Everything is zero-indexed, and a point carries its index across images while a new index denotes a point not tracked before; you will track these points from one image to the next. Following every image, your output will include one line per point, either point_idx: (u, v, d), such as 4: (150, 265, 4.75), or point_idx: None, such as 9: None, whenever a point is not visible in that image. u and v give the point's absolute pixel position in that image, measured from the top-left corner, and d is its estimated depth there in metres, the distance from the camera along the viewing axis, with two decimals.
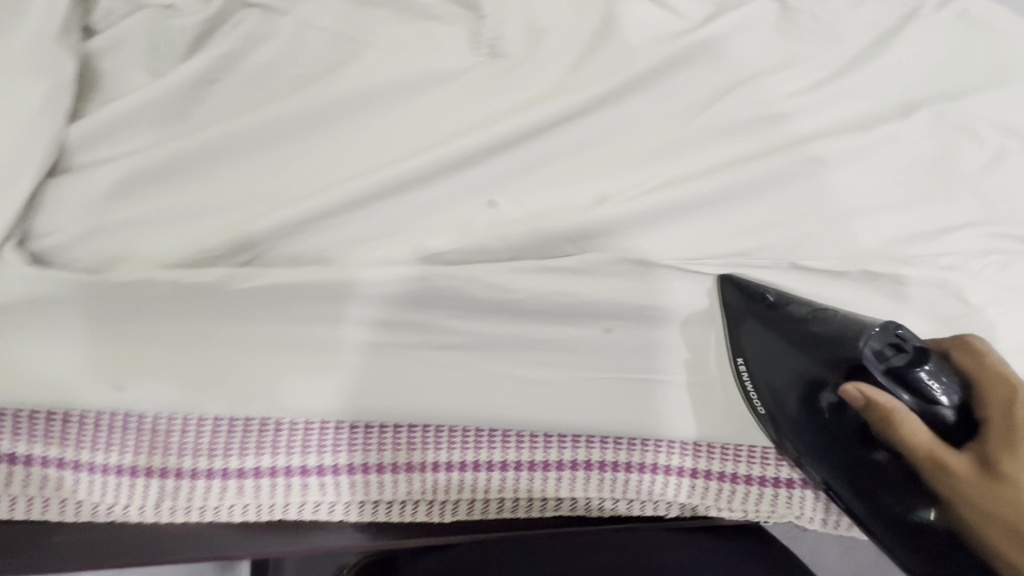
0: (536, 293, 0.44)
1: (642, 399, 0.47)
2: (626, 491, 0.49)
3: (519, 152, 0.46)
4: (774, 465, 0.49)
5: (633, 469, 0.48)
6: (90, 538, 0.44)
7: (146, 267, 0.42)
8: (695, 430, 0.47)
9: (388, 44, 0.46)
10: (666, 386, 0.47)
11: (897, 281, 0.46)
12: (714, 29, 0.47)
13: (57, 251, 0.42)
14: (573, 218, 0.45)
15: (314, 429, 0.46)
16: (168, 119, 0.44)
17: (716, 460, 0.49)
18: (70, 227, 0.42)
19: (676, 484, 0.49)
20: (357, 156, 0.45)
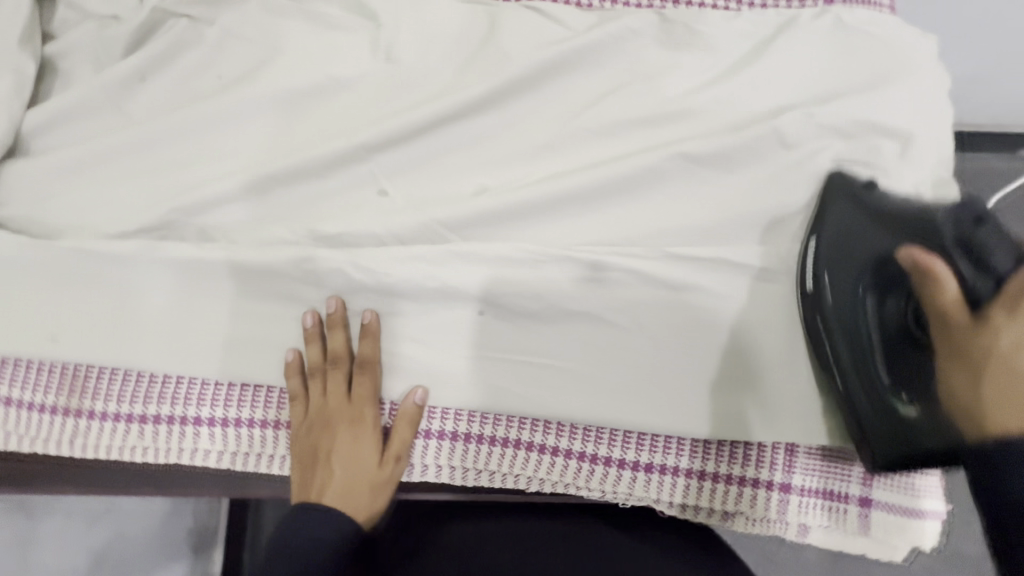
0: (411, 277, 0.47)
1: (515, 378, 0.48)
2: (507, 466, 0.48)
3: (408, 146, 0.50)
4: (660, 452, 0.48)
5: (511, 444, 0.48)
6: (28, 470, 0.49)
7: (85, 236, 0.48)
8: (568, 412, 0.47)
9: (299, 51, 0.52)
10: (540, 369, 0.48)
11: (746, 277, 0.48)
12: (594, 37, 0.50)
13: (9, 218, 0.48)
14: (451, 206, 0.49)
15: (206, 384, 0.48)
16: (106, 112, 0.51)
17: (601, 444, 0.48)
18: (20, 198, 0.49)
19: (560, 465, 0.48)
20: (261, 145, 0.50)
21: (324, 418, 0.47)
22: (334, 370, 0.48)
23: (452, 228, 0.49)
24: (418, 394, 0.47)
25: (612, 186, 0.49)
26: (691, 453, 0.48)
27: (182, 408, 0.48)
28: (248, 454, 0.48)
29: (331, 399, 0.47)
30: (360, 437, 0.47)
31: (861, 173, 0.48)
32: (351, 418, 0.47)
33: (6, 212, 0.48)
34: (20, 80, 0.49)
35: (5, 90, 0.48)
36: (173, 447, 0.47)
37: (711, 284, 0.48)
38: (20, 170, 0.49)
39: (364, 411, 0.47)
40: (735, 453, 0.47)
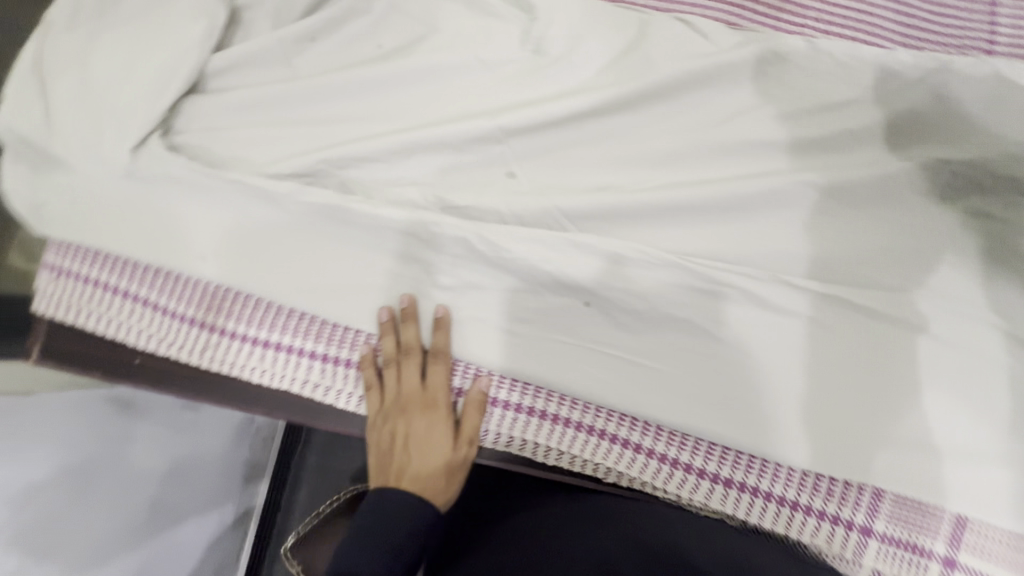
0: (530, 259, 0.49)
1: (609, 372, 0.50)
2: (587, 452, 0.50)
3: (542, 135, 0.52)
4: (742, 469, 0.49)
5: (595, 433, 0.50)
6: (154, 371, 0.54)
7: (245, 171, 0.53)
8: (656, 412, 0.48)
9: (454, 33, 0.56)
10: (635, 368, 0.50)
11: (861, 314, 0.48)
12: (740, 58, 0.51)
13: (183, 145, 0.54)
14: (575, 196, 0.51)
15: (329, 324, 0.53)
16: (279, 65, 0.56)
17: (684, 450, 0.49)
18: (197, 130, 0.55)
19: (639, 462, 0.49)
20: (408, 114, 0.54)
21: (398, 404, 0.50)
22: (408, 360, 0.51)
23: (572, 218, 0.51)
24: (482, 383, 0.50)
25: (736, 203, 0.50)
26: (772, 476, 0.48)
27: (306, 341, 0.53)
28: (354, 395, 0.53)
29: (404, 387, 0.51)
30: (432, 423, 0.50)
31: (984, 224, 0.49)
32: (423, 405, 0.50)
33: (183, 139, 0.54)
34: (213, 24, 0.54)
35: (200, 31, 0.53)
36: (292, 375, 0.53)
37: (822, 314, 0.48)
38: (199, 107, 0.55)
39: (434, 399, 0.50)
40: (817, 485, 0.47)
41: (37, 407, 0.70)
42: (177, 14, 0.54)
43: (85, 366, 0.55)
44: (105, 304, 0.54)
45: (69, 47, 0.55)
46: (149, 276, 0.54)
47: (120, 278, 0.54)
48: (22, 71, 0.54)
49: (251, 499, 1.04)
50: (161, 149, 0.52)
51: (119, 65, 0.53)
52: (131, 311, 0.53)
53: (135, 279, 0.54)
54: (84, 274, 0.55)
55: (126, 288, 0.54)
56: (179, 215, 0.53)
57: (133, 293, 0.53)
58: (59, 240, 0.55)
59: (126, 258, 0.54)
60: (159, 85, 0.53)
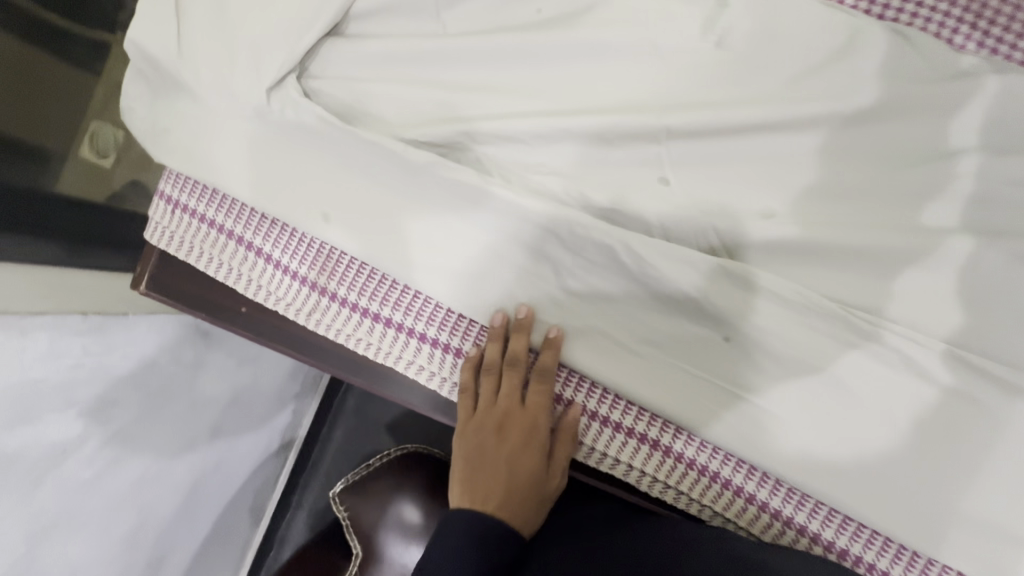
0: (674, 283, 0.45)
1: (733, 414, 0.46)
2: (690, 488, 0.49)
3: (709, 143, 0.47)
4: (854, 539, 0.47)
5: (704, 471, 0.48)
6: (262, 323, 0.55)
7: (379, 132, 0.49)
8: (777, 466, 0.45)
9: (626, 6, 0.49)
10: (764, 416, 0.46)
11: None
12: (953, 91, 0.45)
13: (317, 93, 0.51)
14: (732, 220, 0.46)
15: (444, 310, 0.51)
16: (426, 17, 0.51)
17: (795, 508, 0.47)
18: (331, 78, 0.51)
19: (744, 509, 0.48)
20: (561, 95, 0.49)
21: (494, 416, 0.51)
22: (511, 373, 0.50)
23: (724, 242, 0.46)
24: (577, 411, 0.50)
25: (914, 256, 0.45)
26: (875, 548, 0.46)
27: (418, 324, 0.51)
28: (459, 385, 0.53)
29: (502, 400, 0.50)
30: (526, 443, 0.50)
31: None
32: (518, 422, 0.50)
33: (316, 86, 0.51)
34: None
35: None
36: (401, 355, 0.52)
37: (983, 394, 0.44)
38: (335, 52, 0.51)
39: (533, 418, 0.50)
40: (921, 568, 0.46)
41: (117, 334, 0.69)
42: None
43: (192, 305, 0.55)
44: (218, 246, 0.53)
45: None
46: (264, 226, 0.52)
47: (235, 223, 0.52)
48: None
49: (294, 431, 1.06)
50: (297, 95, 0.49)
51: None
52: (244, 259, 0.52)
53: (249, 227, 0.52)
54: (196, 211, 0.53)
55: (241, 235, 0.52)
56: (305, 169, 0.50)
57: (247, 241, 0.52)
58: (173, 170, 0.53)
59: (243, 204, 0.52)
60: (303, 25, 0.49)
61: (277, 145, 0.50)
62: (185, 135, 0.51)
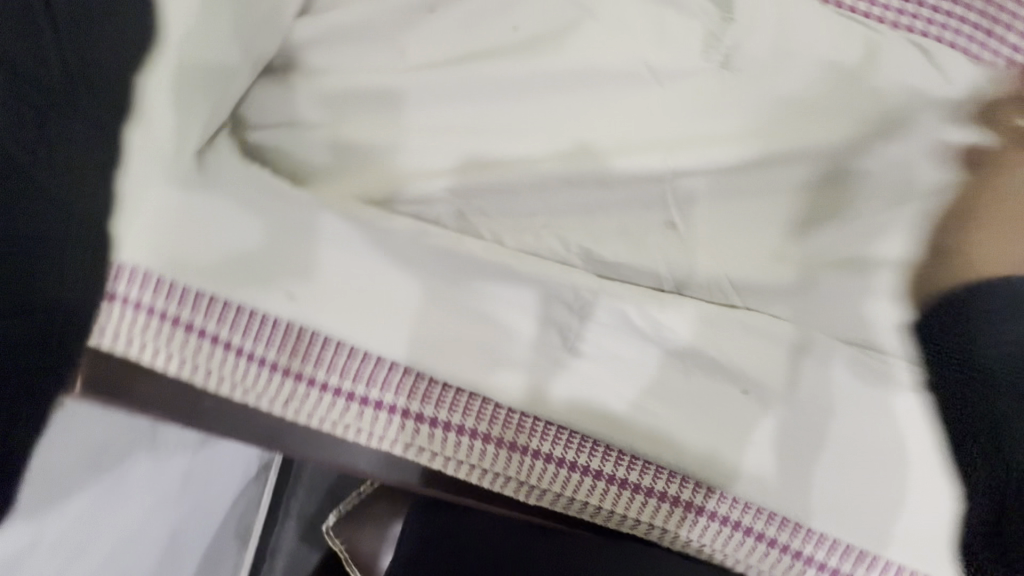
0: (692, 343, 0.42)
1: (771, 475, 0.42)
2: (738, 550, 0.44)
3: (718, 178, 0.43)
4: None
5: (752, 533, 0.43)
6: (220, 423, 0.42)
7: (341, 191, 0.42)
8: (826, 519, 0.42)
9: (618, 22, 0.42)
10: (802, 472, 0.42)
11: None
12: (955, 112, 0.43)
13: (257, 147, 0.42)
14: (744, 263, 0.43)
15: (454, 388, 0.42)
16: (383, 44, 0.42)
17: (857, 564, 0.42)
18: (274, 127, 0.42)
19: (799, 570, 0.43)
20: (551, 133, 0.43)
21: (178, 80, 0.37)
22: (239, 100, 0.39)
23: (739, 290, 0.43)
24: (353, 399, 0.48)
25: None
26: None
27: (424, 406, 0.42)
28: (481, 470, 0.44)
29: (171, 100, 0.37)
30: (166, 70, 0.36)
31: None
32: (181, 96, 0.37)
33: (257, 138, 0.42)
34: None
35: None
36: (400, 440, 0.43)
37: None
38: (275, 93, 0.42)
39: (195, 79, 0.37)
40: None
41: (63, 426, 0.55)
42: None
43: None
44: (151, 332, 0.39)
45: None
46: (211, 305, 0.40)
47: (168, 304, 0.39)
48: None
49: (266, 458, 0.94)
50: (230, 153, 0.40)
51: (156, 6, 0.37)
52: (191, 347, 0.40)
53: (192, 308, 0.40)
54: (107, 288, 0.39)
55: (181, 317, 0.40)
56: (244, 238, 0.39)
57: (192, 326, 0.40)
58: None
59: (174, 281, 0.39)
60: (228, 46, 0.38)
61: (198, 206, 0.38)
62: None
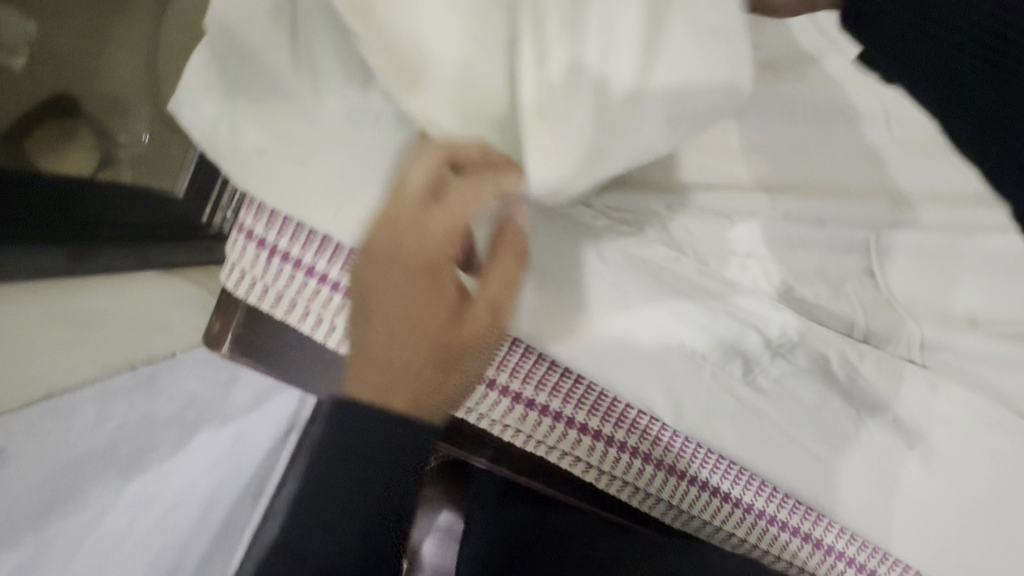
0: (868, 396, 0.43)
1: (899, 519, 0.44)
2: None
3: (927, 234, 0.42)
4: None
5: (852, 564, 0.48)
6: None
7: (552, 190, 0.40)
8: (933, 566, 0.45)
9: (860, 61, 0.41)
10: (931, 524, 0.44)
11: None
12: None
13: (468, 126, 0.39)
14: (934, 326, 0.43)
15: (605, 396, 0.45)
16: None
17: None
18: None
19: None
20: (771, 163, 0.41)
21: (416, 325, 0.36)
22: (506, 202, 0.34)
23: (924, 350, 0.43)
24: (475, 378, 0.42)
25: None
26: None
27: (577, 412, 0.46)
28: (608, 474, 0.48)
29: (413, 364, 0.37)
30: (423, 331, 0.36)
31: None
32: (438, 321, 0.36)
33: None
34: None
35: None
36: (555, 445, 0.46)
37: None
38: None
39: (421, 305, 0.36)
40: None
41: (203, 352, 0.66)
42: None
43: (290, 372, 0.47)
44: (333, 308, 0.43)
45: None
46: None
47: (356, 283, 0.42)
48: None
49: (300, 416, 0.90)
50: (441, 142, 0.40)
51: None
52: None
53: None
54: (299, 259, 0.42)
55: None
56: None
57: None
58: (261, 199, 0.41)
59: None
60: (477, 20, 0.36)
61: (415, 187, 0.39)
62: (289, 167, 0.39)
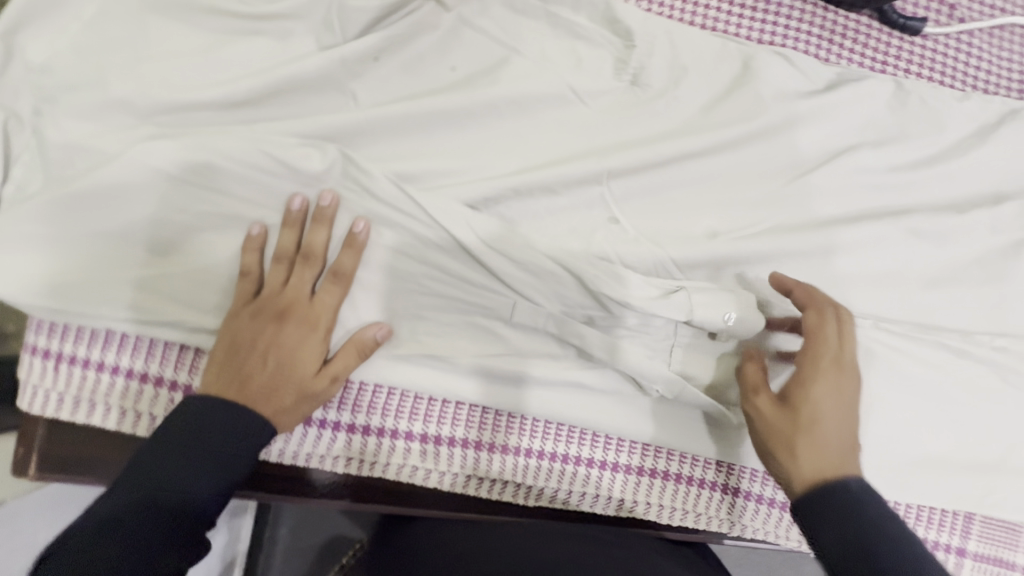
0: (643, 334, 0.47)
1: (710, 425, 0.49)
2: (696, 504, 0.50)
3: (645, 176, 0.48)
4: None
5: (704, 485, 0.51)
6: None
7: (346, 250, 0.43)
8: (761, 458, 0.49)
9: (542, 56, 0.49)
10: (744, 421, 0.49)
11: (943, 345, 0.50)
12: (830, 101, 0.50)
13: (198, 188, 0.42)
14: (683, 248, 0.48)
15: (422, 399, 0.47)
16: (329, 96, 0.47)
17: None
18: (219, 172, 0.42)
19: (754, 510, 0.51)
20: (492, 156, 0.48)
21: (251, 359, 0.42)
22: (332, 282, 0.43)
23: (681, 268, 0.48)
24: None
25: (840, 250, 0.50)
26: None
27: (399, 422, 0.47)
28: (455, 475, 0.49)
29: (228, 381, 0.41)
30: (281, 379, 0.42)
31: None
32: (289, 379, 0.42)
33: (199, 177, 0.42)
34: (265, 61, 0.46)
35: (254, 69, 0.46)
36: (393, 462, 0.48)
37: (919, 354, 0.50)
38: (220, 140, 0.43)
39: (302, 374, 0.42)
40: (909, 514, 0.51)
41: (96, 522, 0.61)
42: (226, 36, 0.46)
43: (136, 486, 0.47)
44: (131, 395, 0.44)
45: (70, 68, 0.44)
46: (197, 361, 0.45)
47: (158, 367, 0.44)
48: (19, 110, 0.45)
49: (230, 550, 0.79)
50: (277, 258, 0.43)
51: (141, 94, 0.44)
52: (170, 403, 0.45)
53: (180, 367, 0.45)
54: (88, 358, 0.44)
55: (168, 377, 0.45)
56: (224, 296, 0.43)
57: (182, 384, 0.45)
58: (42, 317, 0.43)
59: (151, 339, 0.44)
60: (203, 120, 0.44)
61: (169, 269, 0.43)
62: (30, 256, 0.41)
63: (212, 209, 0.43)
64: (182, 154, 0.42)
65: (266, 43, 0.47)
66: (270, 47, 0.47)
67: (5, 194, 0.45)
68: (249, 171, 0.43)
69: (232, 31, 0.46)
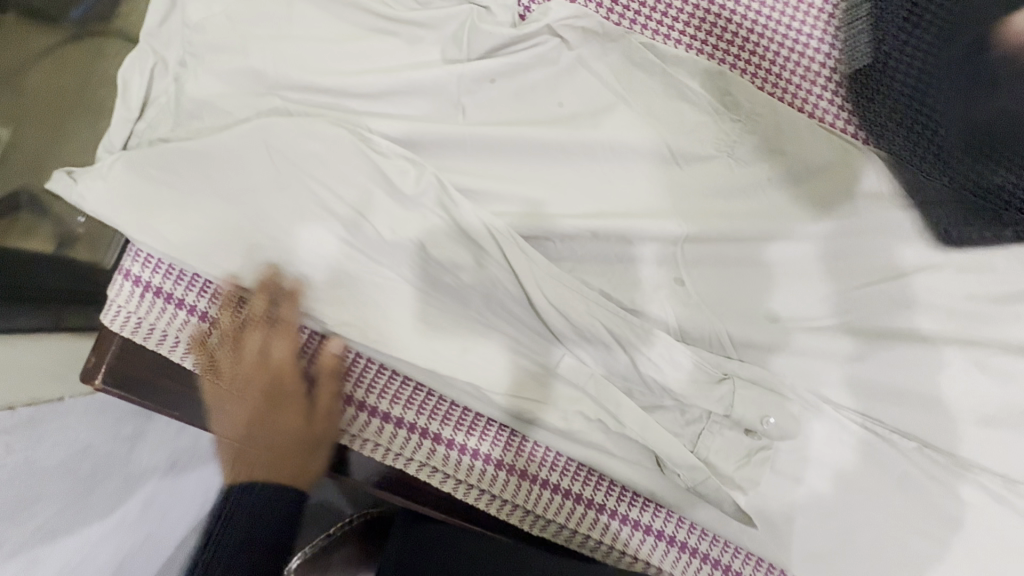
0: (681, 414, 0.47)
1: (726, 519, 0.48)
2: None
3: (720, 246, 0.49)
4: None
5: (714, 564, 0.49)
6: None
7: (422, 255, 0.46)
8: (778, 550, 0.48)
9: (646, 110, 0.50)
10: (767, 510, 0.48)
11: (983, 487, 0.49)
12: (921, 216, 0.50)
13: (305, 164, 0.45)
14: (740, 325, 0.49)
15: (457, 407, 0.49)
16: (443, 107, 0.49)
17: None
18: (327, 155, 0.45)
19: None
20: (577, 194, 0.49)
21: (253, 442, 0.45)
22: (252, 331, 0.46)
23: (736, 345, 0.49)
24: None
25: (897, 364, 0.49)
26: None
27: (431, 423, 0.49)
28: (471, 487, 0.50)
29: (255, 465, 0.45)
30: (279, 450, 0.45)
31: None
32: (288, 446, 0.45)
33: (309, 153, 0.45)
34: (392, 61, 0.49)
35: (381, 67, 0.49)
36: (416, 459, 0.49)
37: (956, 488, 0.49)
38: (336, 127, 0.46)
39: (296, 441, 0.45)
40: None
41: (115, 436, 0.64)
42: (364, 30, 0.50)
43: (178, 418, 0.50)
44: (198, 336, 0.48)
45: (219, 30, 0.48)
46: None
47: None
48: (168, 57, 0.49)
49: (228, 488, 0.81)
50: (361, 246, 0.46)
51: (276, 67, 0.47)
52: None
53: None
54: (171, 293, 0.47)
55: None
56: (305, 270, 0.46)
57: None
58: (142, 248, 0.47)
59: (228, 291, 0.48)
60: (324, 103, 0.48)
61: (261, 231, 0.46)
62: (151, 192, 0.45)
63: (313, 187, 0.45)
64: (300, 132, 0.45)
65: (396, 44, 0.50)
66: (399, 49, 0.50)
67: (136, 129, 0.49)
68: (355, 159, 0.45)
69: (370, 28, 0.50)
